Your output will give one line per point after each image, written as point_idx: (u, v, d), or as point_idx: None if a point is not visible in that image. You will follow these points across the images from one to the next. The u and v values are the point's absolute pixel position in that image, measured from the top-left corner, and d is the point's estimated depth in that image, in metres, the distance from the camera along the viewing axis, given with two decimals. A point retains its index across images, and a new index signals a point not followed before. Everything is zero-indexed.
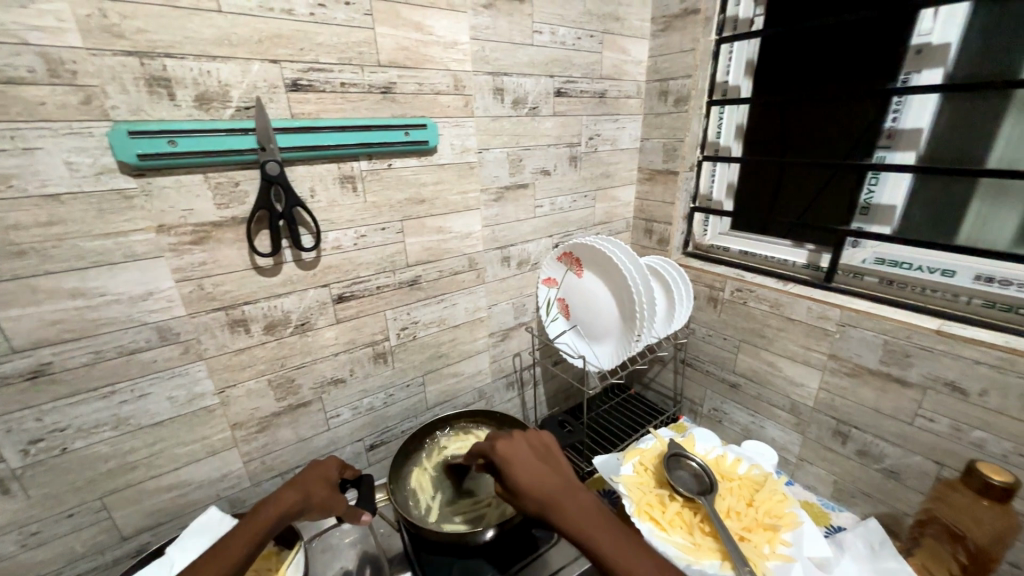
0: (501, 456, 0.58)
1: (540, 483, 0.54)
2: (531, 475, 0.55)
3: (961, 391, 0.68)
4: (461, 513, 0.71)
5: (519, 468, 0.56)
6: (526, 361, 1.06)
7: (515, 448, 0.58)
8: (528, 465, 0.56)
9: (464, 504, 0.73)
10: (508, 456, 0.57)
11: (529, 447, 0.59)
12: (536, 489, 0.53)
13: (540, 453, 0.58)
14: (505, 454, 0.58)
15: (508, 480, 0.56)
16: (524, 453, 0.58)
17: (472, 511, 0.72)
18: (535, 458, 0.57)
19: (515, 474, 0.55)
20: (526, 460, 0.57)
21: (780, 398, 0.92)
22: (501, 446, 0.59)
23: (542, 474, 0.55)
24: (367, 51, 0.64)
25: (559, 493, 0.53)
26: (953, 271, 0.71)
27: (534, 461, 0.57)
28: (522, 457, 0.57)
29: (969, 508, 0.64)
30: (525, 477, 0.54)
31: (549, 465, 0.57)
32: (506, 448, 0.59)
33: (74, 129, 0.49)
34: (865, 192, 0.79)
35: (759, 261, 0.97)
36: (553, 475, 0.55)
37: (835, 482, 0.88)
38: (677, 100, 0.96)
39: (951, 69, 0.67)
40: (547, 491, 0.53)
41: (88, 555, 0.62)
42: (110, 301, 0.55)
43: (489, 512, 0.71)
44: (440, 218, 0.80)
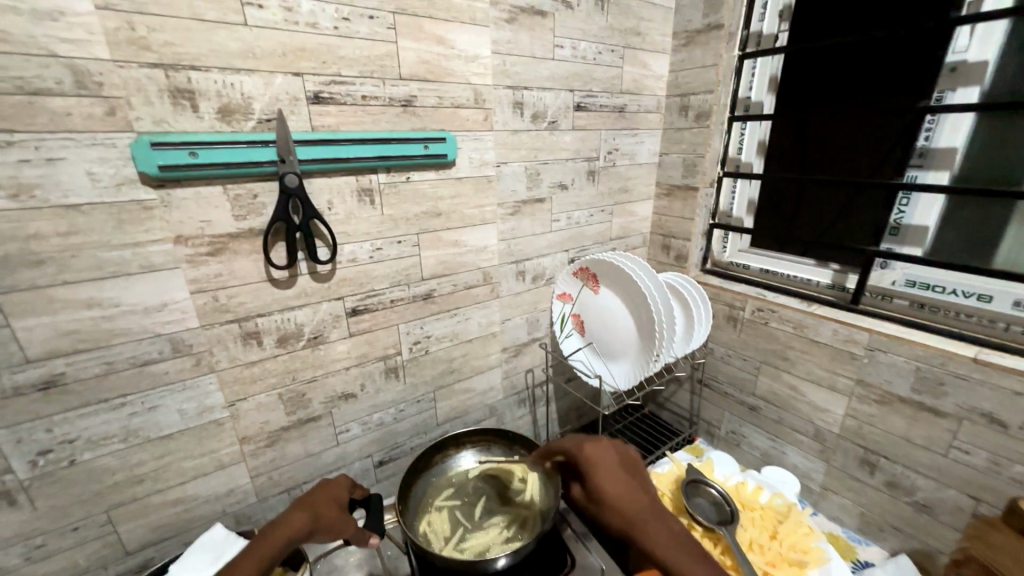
0: (586, 460, 0.57)
1: (626, 498, 0.53)
2: (617, 489, 0.54)
3: (1001, 423, 0.64)
4: (470, 538, 0.68)
5: (606, 478, 0.55)
6: (539, 377, 1.04)
7: (602, 454, 0.58)
8: (614, 477, 0.55)
9: (475, 529, 0.70)
10: (595, 463, 0.57)
11: (615, 456, 0.58)
12: (621, 505, 0.53)
13: (625, 465, 0.57)
14: (590, 459, 0.57)
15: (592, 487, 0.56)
16: (611, 462, 0.57)
17: (482, 536, 0.68)
18: (621, 469, 0.56)
19: (600, 483, 0.55)
20: (613, 470, 0.56)
21: (803, 423, 0.89)
22: (587, 450, 0.58)
23: (629, 490, 0.54)
24: (388, 65, 0.64)
25: (645, 513, 0.52)
26: (989, 296, 0.68)
27: (621, 473, 0.56)
28: (609, 467, 0.56)
29: (1012, 550, 0.60)
30: (612, 490, 0.54)
31: (635, 480, 0.56)
32: (593, 453, 0.58)
33: (98, 139, 0.49)
34: (894, 213, 0.77)
35: (780, 280, 0.94)
36: (639, 493, 0.54)
37: (861, 514, 0.84)
38: (698, 115, 0.94)
39: (989, 88, 0.65)
40: (634, 508, 0.52)
41: (92, 569, 0.61)
42: (125, 312, 0.54)
43: (499, 541, 0.67)
44: (456, 232, 0.79)
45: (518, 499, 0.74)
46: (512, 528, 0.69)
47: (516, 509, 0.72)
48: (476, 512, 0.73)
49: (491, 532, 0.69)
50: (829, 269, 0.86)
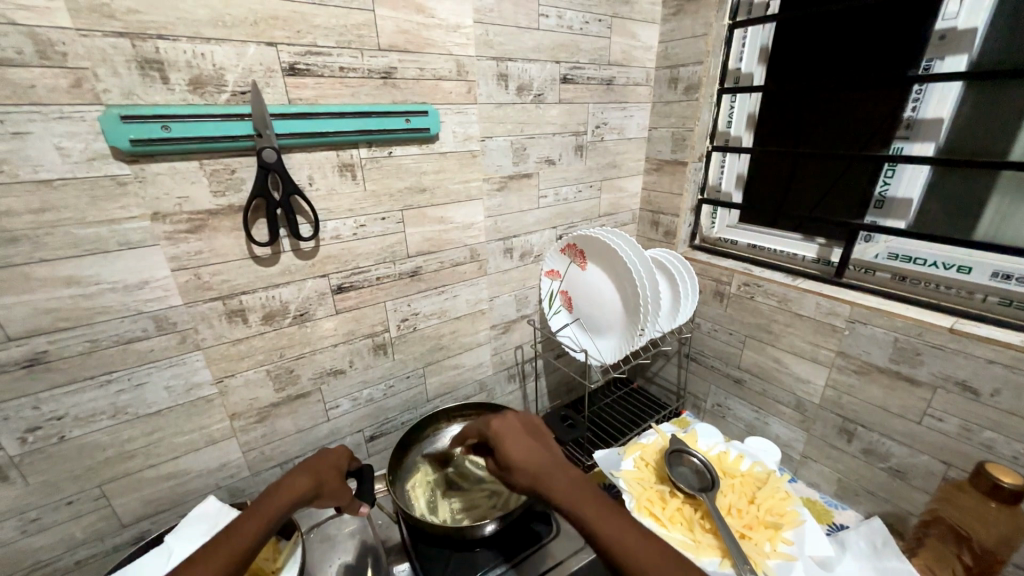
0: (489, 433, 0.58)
1: (529, 458, 0.53)
2: (519, 451, 0.54)
3: (973, 391, 0.66)
4: (454, 505, 0.71)
5: (507, 442, 0.55)
6: (528, 353, 1.05)
7: (504, 425, 0.58)
8: (516, 440, 0.55)
9: (460, 496, 0.73)
10: (498, 431, 0.57)
11: (520, 424, 0.58)
12: (523, 465, 0.52)
13: (527, 430, 0.57)
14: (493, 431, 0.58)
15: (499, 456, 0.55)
16: (514, 428, 0.57)
17: (466, 504, 0.71)
18: (525, 434, 0.56)
19: (503, 449, 0.55)
20: (514, 435, 0.56)
21: (785, 395, 0.91)
22: (493, 423, 0.59)
23: (532, 452, 0.54)
24: (366, 34, 0.62)
25: (547, 468, 0.52)
26: (969, 267, 0.69)
27: (523, 437, 0.56)
28: (510, 433, 0.56)
29: (976, 510, 0.62)
30: (514, 454, 0.54)
31: (539, 442, 0.56)
32: (495, 425, 0.58)
33: (65, 113, 0.47)
34: (879, 185, 0.76)
35: (767, 255, 0.94)
36: (542, 451, 0.54)
37: (839, 480, 0.87)
38: (687, 88, 0.93)
39: (977, 57, 0.64)
40: (537, 465, 0.52)
41: (89, 541, 0.63)
42: (105, 290, 0.54)
43: (481, 509, 0.70)
44: (441, 208, 0.78)
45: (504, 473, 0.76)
46: (494, 498, 0.71)
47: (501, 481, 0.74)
48: (463, 482, 0.75)
49: (474, 501, 0.72)
50: (814, 243, 0.87)
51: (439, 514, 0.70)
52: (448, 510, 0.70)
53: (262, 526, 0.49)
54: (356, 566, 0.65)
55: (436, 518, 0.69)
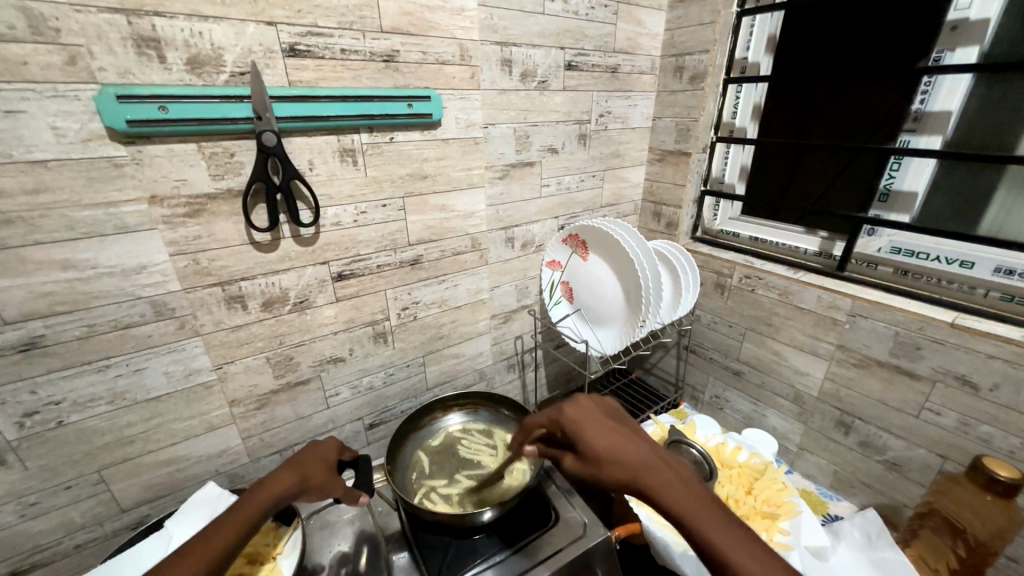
0: (570, 419, 0.53)
1: (620, 449, 0.48)
2: (610, 442, 0.49)
3: (972, 385, 0.66)
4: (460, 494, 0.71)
5: (594, 431, 0.51)
6: (528, 343, 1.05)
7: (585, 411, 0.54)
8: (605, 430, 0.50)
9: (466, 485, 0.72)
10: (579, 420, 0.53)
11: (603, 411, 0.54)
12: (615, 457, 0.47)
13: (614, 419, 0.53)
14: (575, 418, 0.53)
15: (582, 444, 0.50)
16: (598, 416, 0.53)
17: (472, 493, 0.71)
18: (611, 424, 0.52)
19: (590, 438, 0.50)
20: (601, 424, 0.52)
21: (784, 387, 0.91)
22: (571, 410, 0.54)
23: (624, 442, 0.49)
24: (368, 16, 0.60)
25: (644, 461, 0.46)
26: (972, 262, 0.69)
27: (610, 426, 0.51)
28: (595, 421, 0.52)
29: (970, 502, 0.63)
30: (604, 444, 0.49)
31: (629, 431, 0.51)
32: (575, 412, 0.54)
33: (59, 91, 0.46)
34: (884, 178, 0.76)
35: (769, 248, 0.94)
36: (634, 441, 0.49)
37: (835, 472, 0.88)
38: (693, 77, 0.92)
39: (988, 48, 0.64)
40: (630, 456, 0.47)
41: (88, 526, 0.63)
42: (102, 274, 0.53)
43: (487, 497, 0.70)
44: (443, 196, 0.77)
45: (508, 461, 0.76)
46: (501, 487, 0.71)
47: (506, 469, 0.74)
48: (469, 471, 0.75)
49: (480, 489, 0.71)
50: (817, 236, 0.86)
51: (445, 504, 0.69)
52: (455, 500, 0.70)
53: (242, 527, 0.49)
54: (354, 553, 0.66)
55: (443, 507, 0.68)
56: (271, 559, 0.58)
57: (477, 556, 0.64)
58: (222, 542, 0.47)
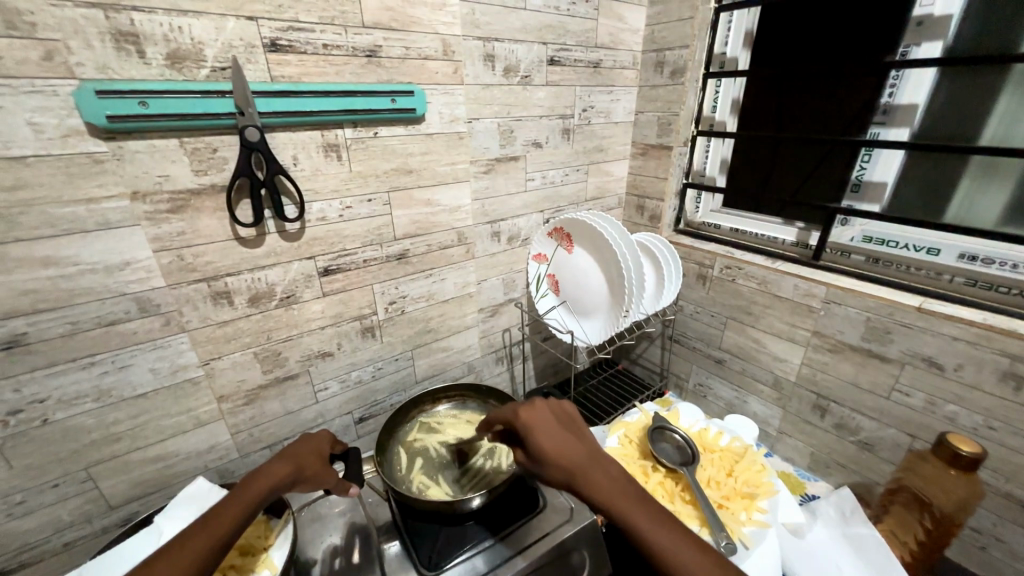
0: (523, 421, 0.56)
1: (565, 452, 0.52)
2: (557, 446, 0.53)
3: (938, 366, 0.70)
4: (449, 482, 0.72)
5: (544, 435, 0.54)
6: (516, 336, 1.06)
7: (536, 414, 0.57)
8: (553, 433, 0.54)
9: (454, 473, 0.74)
10: (529, 422, 0.56)
11: (554, 415, 0.57)
12: (561, 462, 0.51)
13: (564, 422, 0.56)
14: (529, 420, 0.56)
15: (531, 447, 0.54)
16: (548, 419, 0.56)
17: (461, 480, 0.72)
18: (559, 426, 0.55)
19: (540, 442, 0.53)
20: (551, 428, 0.55)
21: (763, 373, 0.94)
22: (523, 412, 0.57)
23: (571, 447, 0.52)
24: (349, 11, 0.61)
25: (586, 466, 0.50)
26: (938, 249, 0.72)
27: (560, 430, 0.55)
28: (547, 425, 0.55)
29: (937, 477, 0.66)
30: (552, 448, 0.52)
31: (576, 435, 0.55)
32: (528, 415, 0.57)
33: (37, 87, 0.46)
34: (856, 169, 0.79)
35: (748, 239, 0.97)
36: (578, 445, 0.53)
37: (812, 454, 0.91)
38: (673, 71, 0.93)
39: (951, 43, 0.66)
40: (574, 460, 0.51)
41: (76, 523, 0.63)
42: (85, 271, 0.53)
43: (477, 483, 0.71)
44: (428, 190, 0.78)
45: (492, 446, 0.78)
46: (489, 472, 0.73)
47: (491, 454, 0.76)
48: (455, 459, 0.76)
49: (469, 476, 0.73)
50: (794, 227, 0.89)
51: (437, 493, 0.70)
52: (446, 488, 0.71)
53: (236, 516, 0.50)
54: (345, 546, 0.67)
55: (435, 496, 0.69)
56: (263, 551, 0.59)
57: (466, 542, 0.66)
58: (217, 530, 0.48)
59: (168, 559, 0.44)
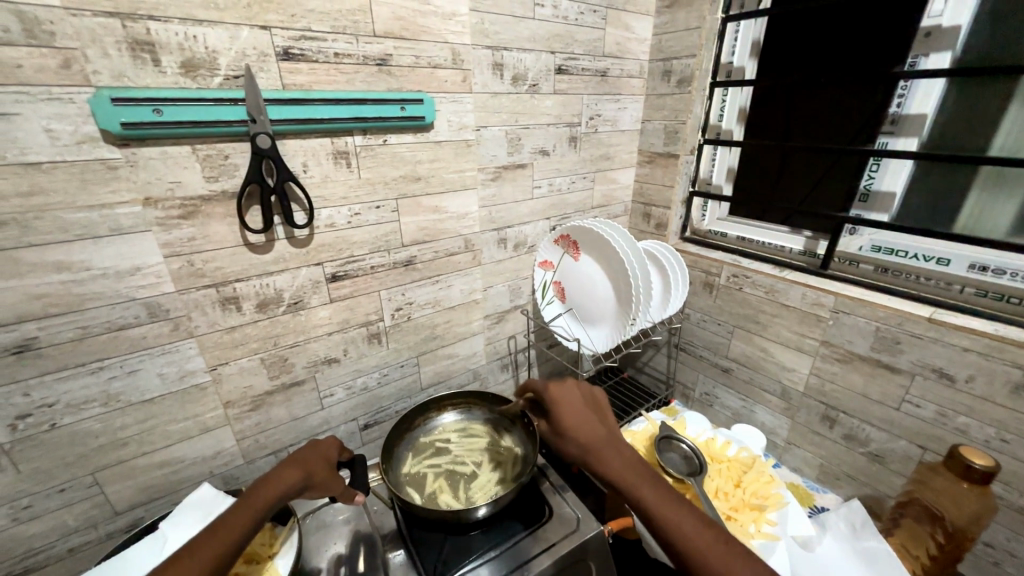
0: (552, 396, 0.61)
1: (585, 429, 0.56)
2: (577, 421, 0.58)
3: (949, 377, 0.69)
4: (458, 490, 0.72)
5: (568, 411, 0.59)
6: (521, 343, 1.06)
7: (565, 392, 0.62)
8: (576, 411, 0.59)
9: (462, 481, 0.74)
10: (556, 397, 0.61)
11: (581, 395, 0.62)
12: (579, 437, 0.56)
13: (589, 402, 0.61)
14: (556, 396, 0.61)
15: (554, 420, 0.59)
16: (574, 397, 0.61)
17: (469, 488, 0.72)
18: (583, 405, 0.60)
19: (563, 417, 0.58)
20: (576, 405, 0.60)
21: (771, 383, 0.93)
22: (552, 388, 0.62)
23: (590, 424, 0.57)
24: (361, 20, 0.61)
25: (601, 443, 0.55)
26: (948, 259, 0.71)
27: (583, 409, 0.59)
28: (572, 402, 0.60)
29: (948, 490, 0.65)
30: (573, 423, 0.57)
31: (597, 416, 0.59)
32: (557, 391, 0.62)
33: (54, 94, 0.47)
34: (864, 179, 0.78)
35: (755, 247, 0.96)
36: (597, 425, 0.57)
37: (821, 465, 0.90)
38: (680, 81, 0.94)
39: (960, 53, 0.66)
40: (592, 437, 0.56)
41: (81, 529, 0.62)
42: (96, 276, 0.54)
43: (485, 491, 0.72)
44: (436, 197, 0.78)
45: (496, 455, 0.79)
46: (496, 480, 0.74)
47: (496, 463, 0.77)
48: (461, 468, 0.76)
49: (476, 484, 0.73)
50: (802, 236, 0.89)
51: (447, 502, 0.70)
52: (455, 497, 0.71)
53: (247, 522, 0.50)
54: (349, 555, 0.66)
55: (446, 505, 0.69)
56: (267, 559, 0.58)
57: (470, 552, 0.65)
58: (228, 537, 0.48)
59: (181, 565, 0.45)
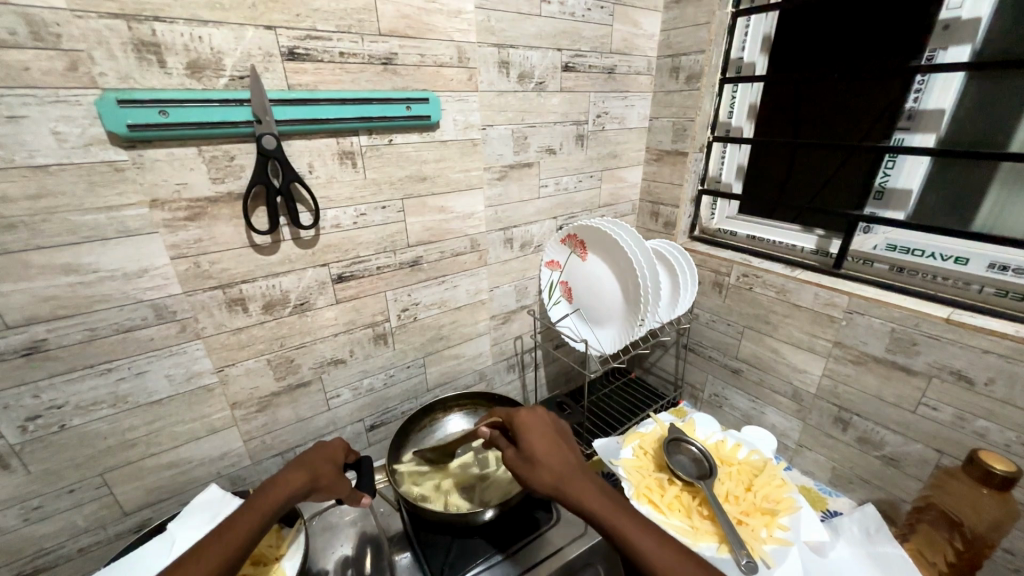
0: (519, 424, 0.59)
1: (556, 460, 0.54)
2: (547, 450, 0.55)
3: (968, 380, 0.67)
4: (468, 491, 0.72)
5: (536, 439, 0.57)
6: (527, 343, 1.05)
7: (535, 420, 0.59)
8: (547, 440, 0.56)
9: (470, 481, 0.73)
10: (526, 426, 0.58)
11: (548, 422, 0.60)
12: (551, 465, 0.53)
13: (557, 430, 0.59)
14: (524, 423, 0.59)
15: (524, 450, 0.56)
16: (543, 426, 0.58)
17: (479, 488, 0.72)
18: (553, 435, 0.58)
19: (534, 446, 0.55)
20: (545, 433, 0.57)
21: (782, 384, 0.92)
22: (522, 416, 0.60)
23: (561, 453, 0.55)
24: (366, 19, 0.61)
25: (574, 472, 0.53)
26: (967, 258, 0.69)
27: (553, 439, 0.57)
28: (540, 429, 0.58)
29: (967, 495, 0.64)
30: (542, 451, 0.55)
31: (567, 446, 0.57)
32: (526, 419, 0.59)
33: (60, 96, 0.47)
34: (879, 175, 0.76)
35: (765, 246, 0.95)
36: (569, 456, 0.55)
37: (833, 468, 0.88)
38: (689, 77, 0.92)
39: (980, 46, 0.64)
40: (565, 468, 0.53)
41: (91, 529, 0.63)
42: (104, 278, 0.54)
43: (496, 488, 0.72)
44: (442, 197, 0.78)
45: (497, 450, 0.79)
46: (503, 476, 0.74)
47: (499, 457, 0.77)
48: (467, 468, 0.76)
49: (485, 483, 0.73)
50: (813, 235, 0.87)
51: (460, 504, 0.70)
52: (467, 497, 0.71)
53: (254, 525, 0.50)
54: (357, 556, 0.66)
55: (456, 507, 0.69)
56: (274, 561, 0.58)
57: (477, 555, 0.65)
58: (234, 541, 0.48)
59: (187, 569, 0.45)
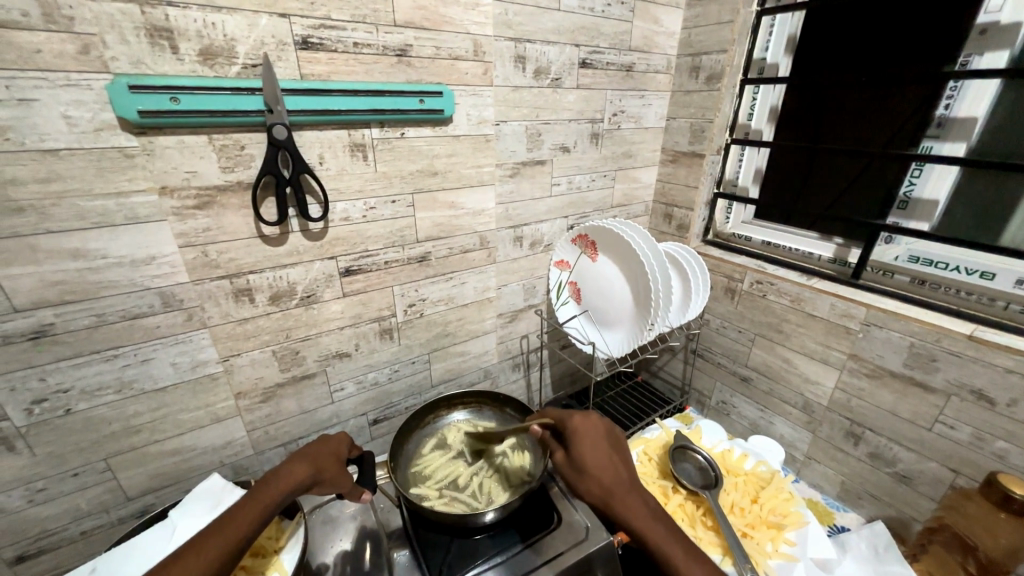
0: (572, 428, 0.60)
1: (607, 472, 0.56)
2: (599, 462, 0.57)
3: (989, 400, 0.65)
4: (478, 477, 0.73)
5: (589, 449, 0.58)
6: (533, 343, 1.04)
7: (590, 426, 0.60)
8: (598, 449, 0.58)
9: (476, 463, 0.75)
10: (580, 431, 0.60)
11: (602, 431, 0.61)
12: (602, 479, 0.55)
13: (609, 439, 0.60)
14: (578, 429, 0.60)
15: (574, 456, 0.58)
16: (598, 434, 0.60)
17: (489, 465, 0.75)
18: (605, 444, 0.59)
19: (585, 454, 0.57)
20: (599, 442, 0.59)
21: (793, 395, 0.90)
22: (576, 420, 0.61)
23: (611, 467, 0.57)
24: (382, 10, 0.60)
25: (624, 490, 0.55)
26: (992, 273, 0.67)
27: (605, 449, 0.58)
28: (595, 440, 0.59)
29: (982, 519, 0.62)
30: (595, 464, 0.56)
31: (619, 457, 0.59)
32: (580, 424, 0.60)
33: (72, 80, 0.46)
34: (904, 184, 0.74)
35: (782, 253, 0.93)
36: (618, 468, 0.57)
37: (842, 483, 0.86)
38: (709, 77, 0.90)
39: (1018, 53, 0.61)
40: (613, 482, 0.55)
41: (94, 512, 0.63)
42: (111, 264, 0.54)
43: (506, 458, 0.76)
44: (453, 193, 0.77)
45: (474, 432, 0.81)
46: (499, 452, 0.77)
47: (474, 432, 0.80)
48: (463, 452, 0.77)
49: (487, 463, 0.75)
50: (832, 243, 0.85)
51: (473, 498, 0.70)
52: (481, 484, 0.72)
53: (255, 519, 0.50)
54: (355, 552, 0.66)
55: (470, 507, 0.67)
56: (273, 554, 0.58)
57: (475, 559, 0.64)
58: (234, 534, 0.48)
59: (184, 561, 0.44)
